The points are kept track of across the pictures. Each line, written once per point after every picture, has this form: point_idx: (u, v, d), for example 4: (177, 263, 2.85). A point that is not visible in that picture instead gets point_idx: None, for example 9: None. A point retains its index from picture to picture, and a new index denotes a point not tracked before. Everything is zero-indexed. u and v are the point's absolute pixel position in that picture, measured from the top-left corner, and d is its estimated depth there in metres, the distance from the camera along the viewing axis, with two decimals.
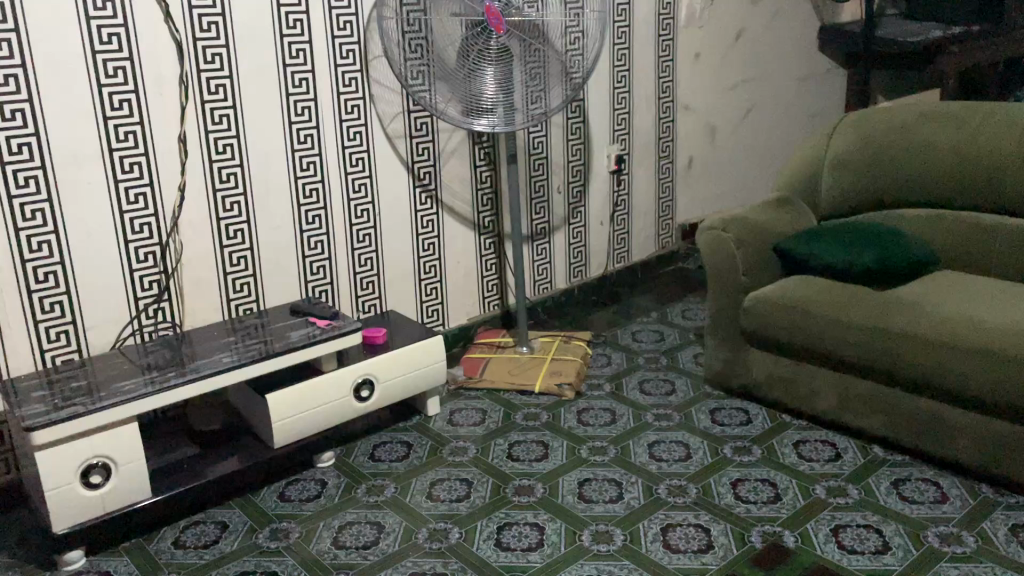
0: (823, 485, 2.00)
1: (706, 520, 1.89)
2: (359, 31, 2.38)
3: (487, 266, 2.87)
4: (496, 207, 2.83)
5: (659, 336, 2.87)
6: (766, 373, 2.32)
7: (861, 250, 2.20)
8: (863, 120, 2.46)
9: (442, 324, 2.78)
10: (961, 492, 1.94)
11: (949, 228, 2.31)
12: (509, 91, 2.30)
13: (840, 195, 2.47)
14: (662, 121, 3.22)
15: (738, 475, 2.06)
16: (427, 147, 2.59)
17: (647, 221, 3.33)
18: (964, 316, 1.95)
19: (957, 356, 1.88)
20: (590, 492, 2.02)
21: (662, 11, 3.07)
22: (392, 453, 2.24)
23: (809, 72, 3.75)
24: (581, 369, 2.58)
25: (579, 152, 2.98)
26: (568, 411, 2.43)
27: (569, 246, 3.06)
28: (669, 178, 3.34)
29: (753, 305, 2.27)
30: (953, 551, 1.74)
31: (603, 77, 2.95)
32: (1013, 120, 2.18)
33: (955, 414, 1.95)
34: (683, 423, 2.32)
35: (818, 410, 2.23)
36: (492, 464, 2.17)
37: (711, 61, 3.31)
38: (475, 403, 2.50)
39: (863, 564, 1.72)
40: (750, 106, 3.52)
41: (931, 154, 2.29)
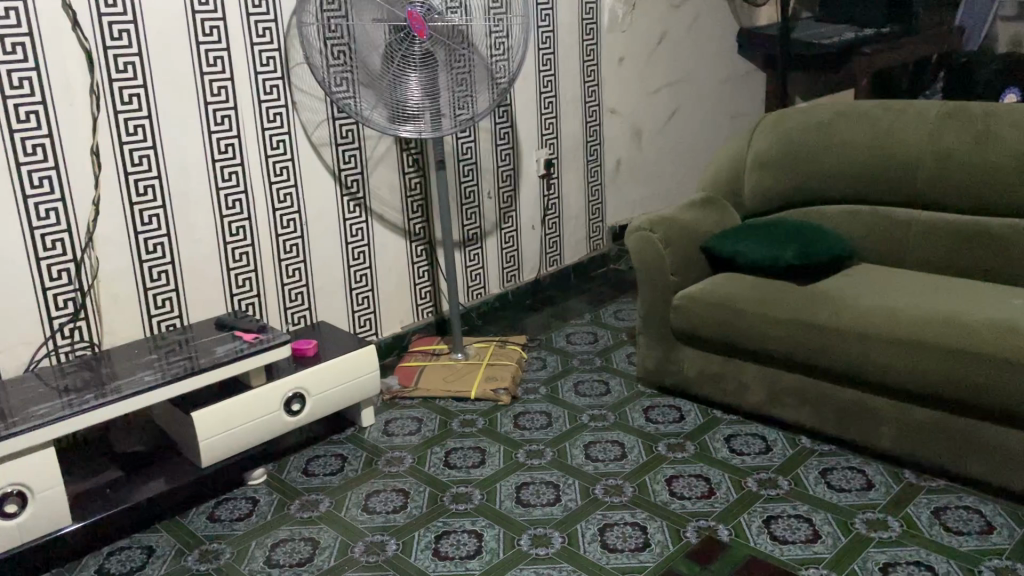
0: (754, 477, 2.04)
1: (643, 517, 1.91)
2: (279, 38, 2.33)
3: (419, 274, 2.84)
4: (426, 214, 2.81)
5: (593, 338, 2.89)
6: (697, 370, 2.36)
7: (785, 245, 2.25)
8: (782, 120, 2.53)
9: (375, 333, 2.75)
10: (886, 478, 2.00)
11: (866, 223, 2.39)
12: (436, 96, 2.30)
13: (762, 193, 2.53)
14: (590, 124, 3.25)
15: (673, 472, 2.09)
16: (354, 154, 2.56)
17: (578, 224, 3.35)
18: (882, 307, 2.01)
19: (879, 346, 1.94)
20: (528, 496, 2.02)
21: (586, 17, 3.11)
22: (326, 467, 2.20)
23: (731, 74, 3.83)
24: (517, 374, 2.58)
25: (508, 156, 2.98)
26: (504, 416, 2.42)
27: (502, 250, 3.06)
28: (598, 180, 3.37)
29: (683, 305, 2.31)
30: (879, 537, 1.79)
31: (530, 81, 2.96)
32: (922, 117, 2.27)
33: (878, 402, 2.01)
34: (618, 423, 2.34)
35: (747, 404, 2.28)
36: (429, 473, 2.15)
37: (636, 65, 3.36)
38: (410, 412, 2.47)
39: (794, 554, 1.76)
40: (675, 109, 3.59)
41: (847, 152, 2.37)
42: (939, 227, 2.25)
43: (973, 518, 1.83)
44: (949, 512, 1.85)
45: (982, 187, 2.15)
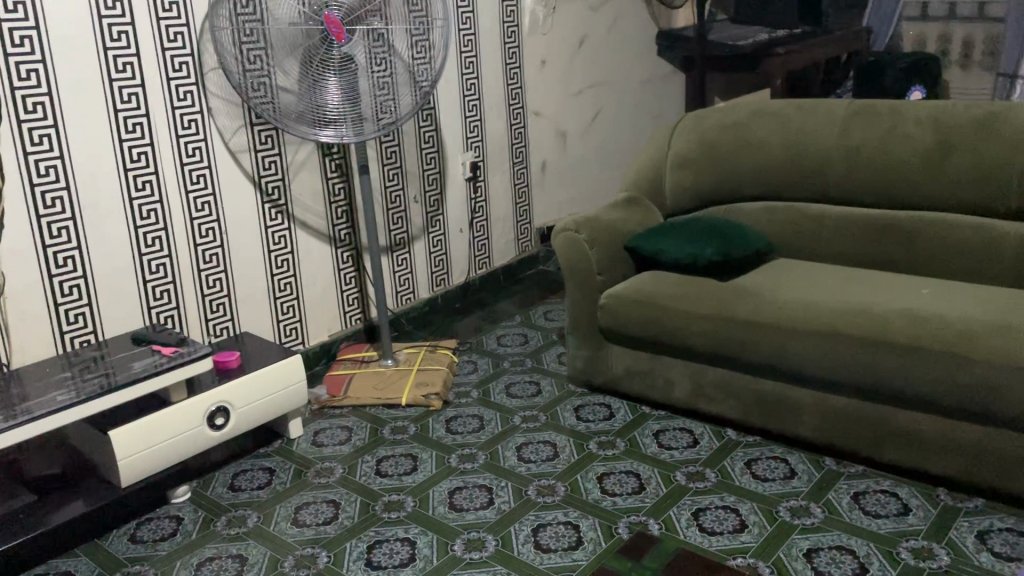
0: (682, 471, 2.08)
1: (575, 516, 1.92)
2: (191, 42, 2.27)
3: (346, 280, 2.80)
4: (351, 220, 2.78)
5: (524, 339, 2.90)
6: (625, 368, 2.39)
7: (705, 243, 2.30)
8: (700, 120, 2.58)
9: (302, 343, 2.70)
10: (807, 466, 2.06)
11: (783, 219, 2.46)
12: (357, 100, 2.26)
13: (683, 192, 2.58)
14: (514, 127, 3.26)
15: (604, 469, 2.11)
16: (275, 160, 2.51)
17: (506, 226, 3.36)
18: (799, 300, 2.08)
19: (797, 338, 2.00)
20: (460, 501, 2.01)
21: (506, 19, 3.12)
22: (253, 481, 2.15)
23: (652, 76, 3.90)
24: (448, 378, 2.57)
25: (433, 160, 2.97)
26: (436, 421, 2.41)
27: (430, 254, 3.04)
28: (525, 182, 3.38)
29: (609, 303, 2.33)
30: (803, 524, 1.84)
31: (452, 84, 2.96)
32: (832, 115, 2.35)
33: (798, 392, 2.07)
34: (549, 423, 2.35)
35: (674, 399, 2.32)
36: (360, 482, 2.12)
37: (558, 67, 3.39)
38: (340, 421, 2.44)
39: (722, 544, 1.80)
40: (598, 110, 3.63)
41: (763, 150, 2.43)
42: (851, 221, 2.33)
43: (890, 501, 1.90)
44: (868, 497, 1.92)
45: (889, 182, 2.24)
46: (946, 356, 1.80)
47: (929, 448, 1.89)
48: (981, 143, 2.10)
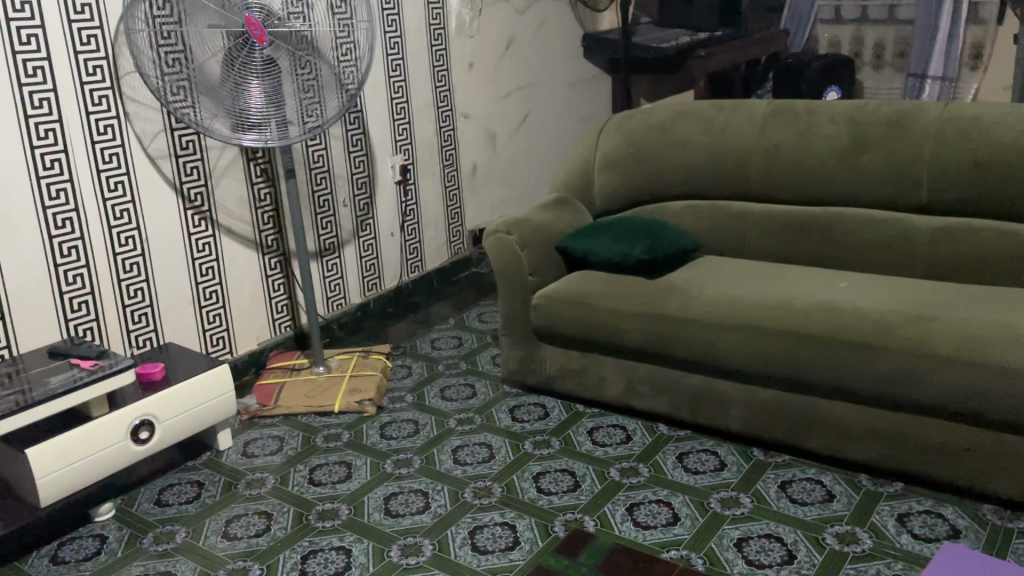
0: (616, 467, 2.10)
1: (511, 517, 1.93)
2: (106, 46, 2.20)
3: (274, 287, 2.75)
4: (279, 225, 2.73)
5: (458, 341, 2.90)
6: (559, 367, 2.41)
7: (633, 242, 2.34)
8: (626, 121, 2.63)
9: (229, 352, 2.64)
10: (736, 457, 2.12)
11: (708, 217, 2.51)
12: (282, 104, 2.22)
13: (611, 192, 2.61)
14: (443, 129, 3.25)
15: (539, 469, 2.12)
16: (197, 166, 2.45)
17: (438, 229, 3.35)
18: (725, 296, 2.13)
19: (724, 332, 2.05)
20: (396, 506, 2.00)
21: (433, 22, 3.11)
22: (181, 495, 2.09)
23: (579, 78, 3.94)
24: (381, 383, 2.55)
25: (362, 163, 2.94)
26: (370, 426, 2.38)
27: (361, 259, 3.01)
28: (455, 185, 3.38)
29: (541, 304, 2.35)
30: (733, 514, 1.89)
31: (379, 87, 2.94)
32: (752, 116, 2.42)
33: (726, 386, 2.12)
34: (484, 424, 2.36)
35: (607, 396, 2.35)
36: (292, 492, 2.08)
37: (486, 70, 3.40)
38: (271, 430, 2.39)
39: (657, 538, 1.82)
40: (527, 112, 3.65)
41: (687, 149, 2.48)
42: (772, 218, 2.40)
43: (815, 488, 1.96)
44: (795, 485, 1.98)
45: (807, 179, 2.31)
46: (864, 346, 1.87)
47: (851, 435, 1.96)
48: (892, 141, 2.19)
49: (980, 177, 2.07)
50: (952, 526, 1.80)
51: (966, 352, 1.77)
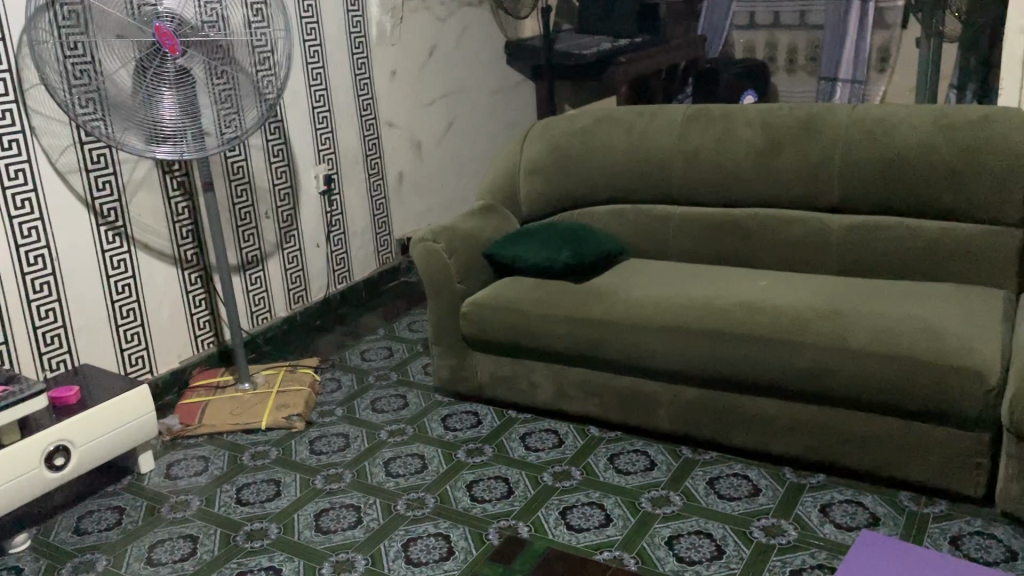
0: (549, 471, 2.11)
1: (445, 527, 1.91)
2: (9, 58, 2.11)
3: (195, 303, 2.68)
4: (198, 240, 2.66)
5: (388, 352, 2.87)
6: (489, 374, 2.40)
7: (560, 247, 2.35)
8: (550, 128, 2.65)
9: (149, 371, 2.56)
10: (666, 457, 2.15)
11: (632, 221, 2.55)
12: (197, 115, 2.17)
13: (537, 198, 2.63)
14: (367, 138, 3.23)
15: (472, 477, 2.11)
16: (109, 181, 2.37)
17: (365, 239, 3.31)
18: (650, 299, 2.16)
19: (650, 334, 2.08)
20: (327, 522, 1.96)
21: (353, 30, 3.09)
22: (101, 522, 2.01)
23: (503, 84, 3.96)
24: (310, 398, 2.50)
25: (284, 174, 2.89)
26: (299, 442, 2.34)
27: (285, 271, 2.95)
28: (381, 194, 3.35)
29: (470, 312, 2.34)
30: (664, 512, 1.91)
31: (299, 96, 2.89)
32: (671, 120, 2.47)
33: (654, 387, 2.15)
34: (416, 435, 2.34)
35: (539, 401, 2.36)
36: (219, 514, 2.02)
37: (409, 78, 3.38)
38: (195, 451, 2.32)
39: (589, 540, 1.84)
40: (452, 119, 3.64)
41: (609, 155, 2.52)
42: (693, 219, 2.45)
43: (742, 483, 2.01)
44: (722, 481, 2.02)
45: (726, 182, 2.37)
46: (783, 342, 1.92)
47: (774, 430, 2.01)
48: (805, 143, 2.26)
49: (888, 177, 2.16)
50: (872, 514, 1.86)
51: (879, 345, 1.83)
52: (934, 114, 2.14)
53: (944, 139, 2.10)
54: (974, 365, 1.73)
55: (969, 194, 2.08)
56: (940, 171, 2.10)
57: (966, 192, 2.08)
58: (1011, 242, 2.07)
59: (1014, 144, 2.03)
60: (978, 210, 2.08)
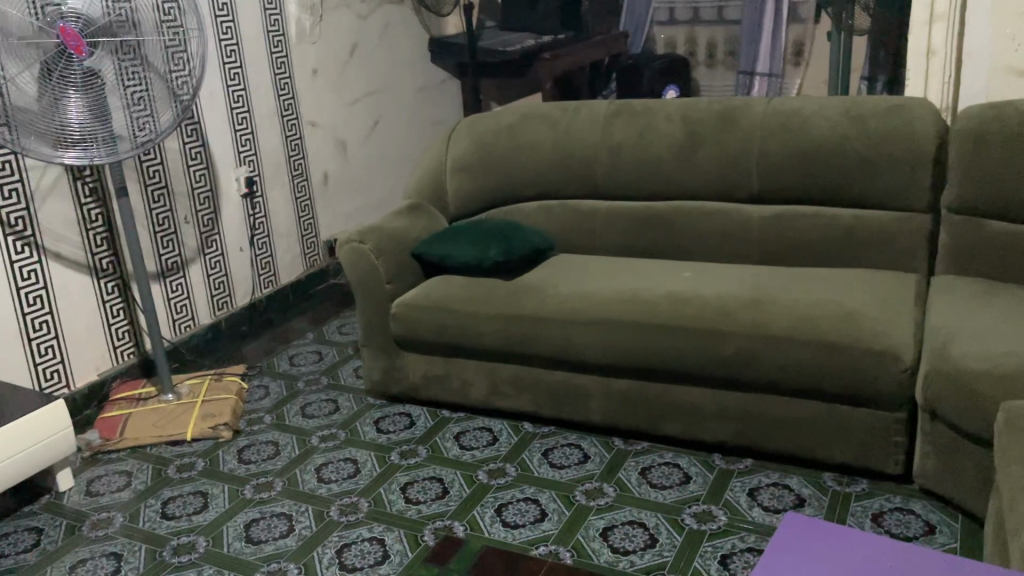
0: (484, 469, 2.11)
1: (380, 531, 1.89)
2: None
3: (113, 313, 2.58)
4: (114, 247, 2.57)
5: (318, 356, 2.82)
6: (421, 375, 2.38)
7: (488, 244, 2.35)
8: (475, 125, 2.64)
9: (66, 386, 2.46)
10: (599, 449, 2.17)
11: (559, 216, 2.56)
12: (108, 118, 2.10)
13: (465, 196, 2.62)
14: (290, 138, 3.16)
15: (407, 479, 2.09)
16: (16, 189, 2.26)
17: (291, 242, 3.25)
18: (579, 293, 2.18)
19: (580, 328, 2.09)
20: (258, 532, 1.92)
21: (271, 29, 3.03)
22: (18, 544, 1.92)
23: (427, 82, 3.93)
24: (237, 407, 2.44)
25: (203, 177, 2.81)
26: (227, 452, 2.28)
27: (208, 277, 2.87)
28: (307, 196, 3.29)
29: (399, 312, 2.31)
30: (598, 504, 1.93)
31: (217, 97, 2.82)
32: (595, 116, 2.49)
33: (586, 380, 2.17)
34: (349, 439, 2.30)
35: (472, 399, 2.35)
36: (145, 529, 1.96)
37: (330, 77, 3.33)
38: (117, 466, 2.24)
39: (525, 536, 1.84)
40: (377, 118, 3.60)
41: (535, 151, 2.53)
42: (620, 214, 2.48)
43: (673, 472, 2.04)
44: (654, 470, 2.05)
45: (650, 176, 2.40)
46: (710, 331, 1.96)
47: (703, 418, 2.05)
48: (724, 136, 2.31)
49: (804, 167, 2.22)
50: (798, 496, 1.91)
51: (801, 331, 1.88)
52: (846, 106, 2.21)
53: (856, 128, 2.17)
54: (889, 347, 1.80)
55: (880, 182, 2.15)
56: (853, 160, 2.16)
57: (878, 180, 2.15)
58: (921, 227, 2.15)
59: (920, 132, 2.11)
60: (890, 198, 2.16)
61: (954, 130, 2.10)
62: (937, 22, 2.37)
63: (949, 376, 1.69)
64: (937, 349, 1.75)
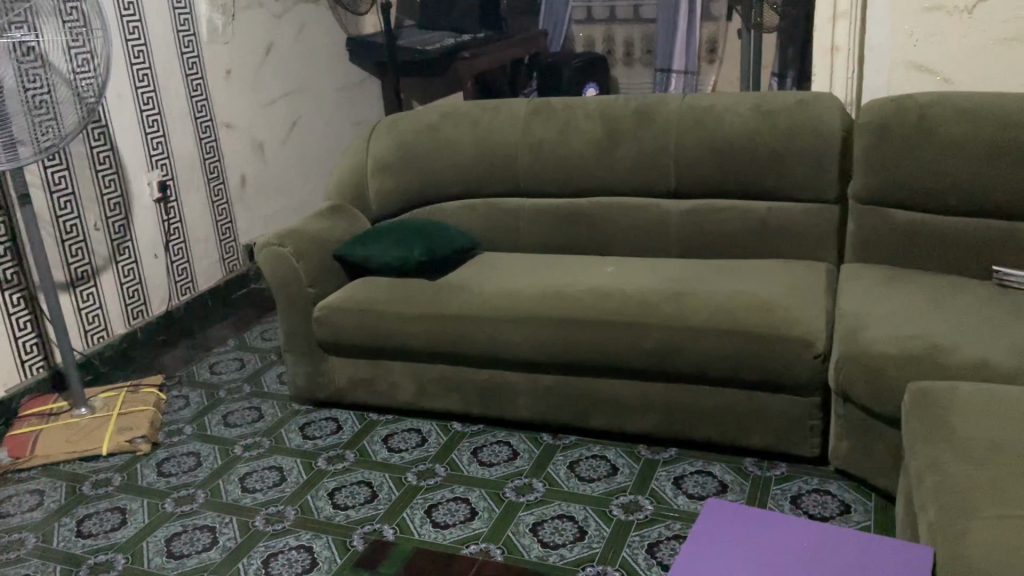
0: (413, 471, 2.10)
1: (307, 538, 1.86)
2: None
3: (19, 326, 2.47)
4: (18, 257, 2.45)
5: (240, 363, 2.76)
6: (347, 378, 2.35)
7: (412, 244, 2.34)
8: (395, 125, 2.62)
9: None
10: (528, 445, 2.18)
11: (483, 215, 2.56)
12: (7, 121, 1.99)
13: (387, 197, 2.60)
14: (204, 140, 3.08)
15: (335, 484, 2.06)
16: None
17: (208, 247, 3.16)
18: (503, 291, 2.18)
19: (505, 325, 2.10)
20: (179, 546, 1.86)
21: (181, 29, 2.94)
22: None
23: (346, 81, 3.89)
24: (155, 418, 2.36)
25: (113, 182, 2.71)
26: (146, 465, 2.21)
27: (121, 286, 2.77)
28: (223, 199, 3.21)
29: (322, 316, 2.28)
30: (528, 500, 1.94)
31: (125, 99, 2.72)
32: (515, 114, 2.50)
33: (513, 377, 2.18)
34: (273, 447, 2.26)
35: (399, 401, 2.33)
36: (58, 550, 1.88)
37: (245, 77, 3.25)
38: (29, 485, 2.15)
39: (455, 536, 1.84)
40: (295, 119, 3.54)
41: (456, 150, 2.52)
42: (542, 211, 2.50)
43: (601, 464, 2.07)
44: (582, 464, 2.07)
45: (571, 173, 2.43)
46: (632, 324, 1.99)
47: (628, 410, 2.08)
48: (642, 133, 2.35)
49: (719, 161, 2.27)
50: (721, 482, 1.96)
51: (719, 322, 1.93)
52: (756, 101, 2.28)
53: (767, 124, 2.24)
54: (802, 334, 1.86)
55: (791, 175, 2.22)
56: (764, 154, 2.23)
57: (789, 173, 2.22)
58: (831, 218, 2.23)
59: (826, 125, 2.19)
60: (800, 190, 2.23)
61: (859, 124, 2.18)
62: (840, 19, 2.49)
63: (859, 359, 1.75)
64: (847, 334, 1.82)
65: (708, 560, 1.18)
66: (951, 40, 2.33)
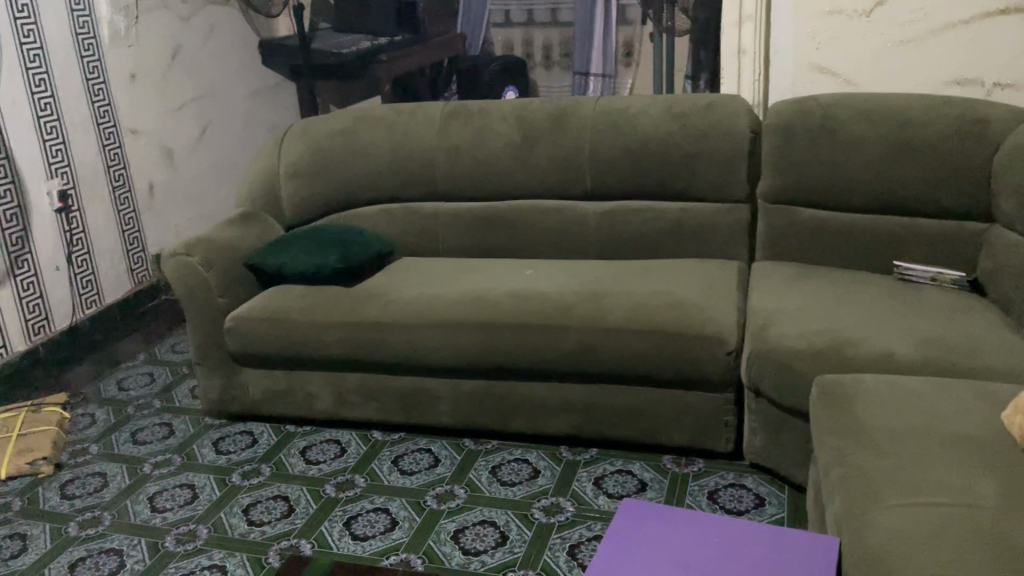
0: (331, 483, 2.05)
1: (220, 557, 1.80)
2: None
3: None
4: None
5: (151, 378, 2.67)
6: (262, 391, 2.29)
7: (327, 252, 2.30)
8: (309, 130, 2.57)
9: None
10: (449, 452, 2.16)
11: (400, 221, 2.53)
12: None
13: (301, 203, 2.54)
14: (108, 147, 2.96)
15: (250, 500, 2.00)
16: None
17: (115, 258, 3.05)
18: (420, 297, 2.16)
19: (423, 331, 2.08)
20: (83, 572, 1.78)
21: (80, 31, 2.83)
22: None
23: (259, 85, 3.81)
24: (58, 438, 2.26)
25: (8, 192, 2.58)
26: (48, 488, 2.11)
27: (20, 301, 2.64)
28: (131, 208, 3.10)
29: (234, 327, 2.21)
30: (449, 507, 1.92)
31: (20, 104, 2.60)
32: (430, 118, 2.48)
33: (432, 384, 2.15)
34: (186, 463, 2.18)
35: (317, 412, 2.28)
36: None
37: (152, 81, 3.14)
38: None
39: (375, 547, 1.80)
40: (207, 124, 3.44)
41: (371, 155, 2.49)
42: (459, 216, 2.49)
43: (522, 468, 2.07)
44: (504, 468, 2.07)
45: (487, 177, 2.42)
46: (549, 326, 1.99)
47: (548, 412, 2.08)
48: (556, 136, 2.36)
49: (632, 163, 2.30)
50: (640, 481, 1.98)
51: (633, 322, 1.95)
52: (667, 104, 2.32)
53: (677, 126, 2.27)
54: (714, 332, 1.89)
55: (702, 176, 2.26)
56: (676, 156, 2.27)
57: (700, 174, 2.26)
58: (742, 217, 2.28)
59: (734, 127, 2.23)
60: (711, 191, 2.27)
61: (765, 125, 2.23)
62: (745, 21, 2.51)
63: (768, 355, 1.79)
64: (757, 331, 1.86)
65: (621, 561, 1.17)
66: (851, 44, 2.41)
